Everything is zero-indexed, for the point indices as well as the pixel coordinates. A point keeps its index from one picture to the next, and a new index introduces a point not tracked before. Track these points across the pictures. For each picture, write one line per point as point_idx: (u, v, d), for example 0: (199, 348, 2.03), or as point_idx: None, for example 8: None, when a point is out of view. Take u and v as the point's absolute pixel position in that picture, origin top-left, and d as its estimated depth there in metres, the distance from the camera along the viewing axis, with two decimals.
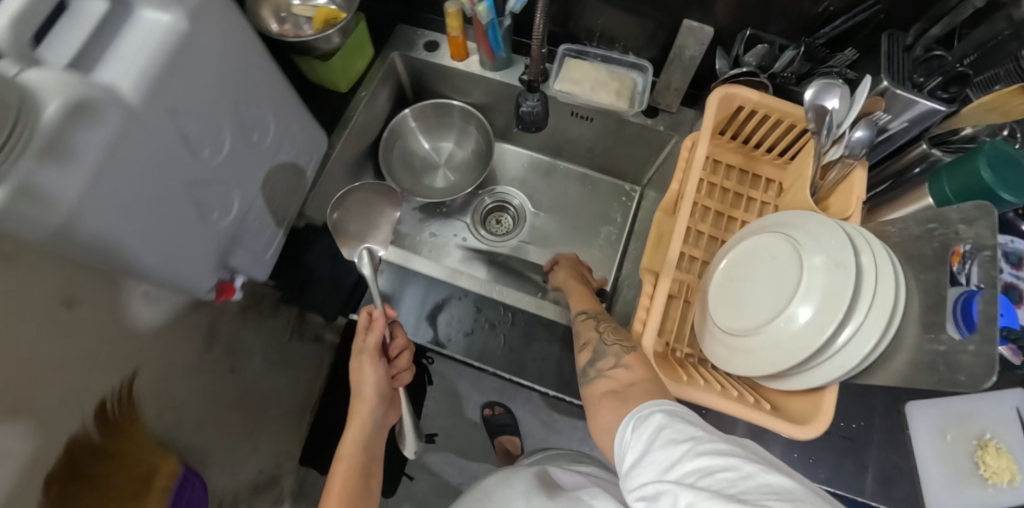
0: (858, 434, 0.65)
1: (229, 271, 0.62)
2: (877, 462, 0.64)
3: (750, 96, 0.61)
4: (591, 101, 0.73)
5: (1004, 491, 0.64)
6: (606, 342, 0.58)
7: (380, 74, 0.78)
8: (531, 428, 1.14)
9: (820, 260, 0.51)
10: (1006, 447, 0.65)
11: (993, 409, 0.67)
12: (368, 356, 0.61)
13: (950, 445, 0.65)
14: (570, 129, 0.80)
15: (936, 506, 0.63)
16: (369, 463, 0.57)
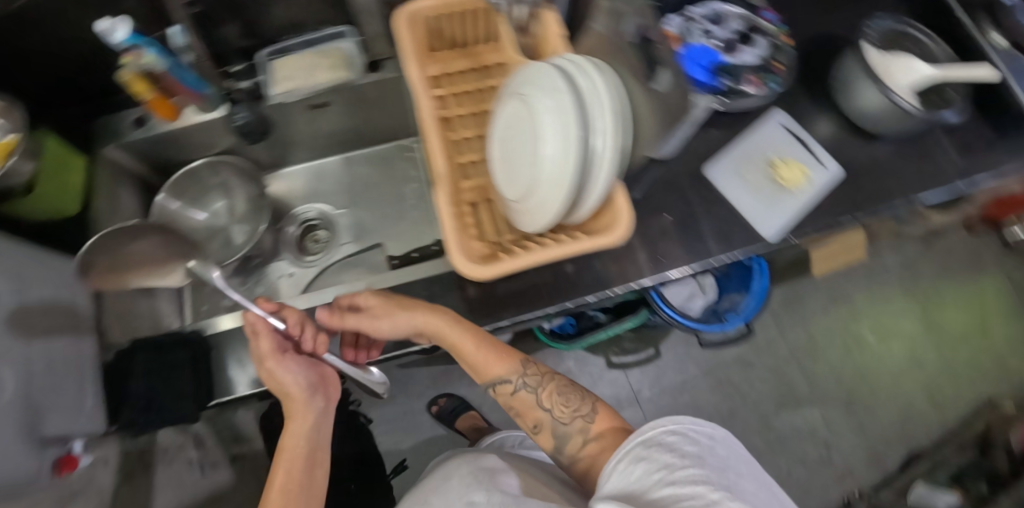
0: (688, 219, 0.71)
1: (52, 443, 0.55)
2: (711, 229, 0.71)
3: (429, 4, 0.63)
4: (314, 85, 0.74)
5: (806, 190, 0.73)
6: (562, 421, 0.58)
7: (107, 175, 0.72)
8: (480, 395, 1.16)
9: (541, 95, 0.53)
10: (789, 159, 0.76)
11: (767, 136, 0.78)
12: (273, 361, 0.56)
13: (752, 180, 0.74)
14: (321, 123, 0.80)
15: (767, 230, 0.71)
16: (309, 457, 0.58)
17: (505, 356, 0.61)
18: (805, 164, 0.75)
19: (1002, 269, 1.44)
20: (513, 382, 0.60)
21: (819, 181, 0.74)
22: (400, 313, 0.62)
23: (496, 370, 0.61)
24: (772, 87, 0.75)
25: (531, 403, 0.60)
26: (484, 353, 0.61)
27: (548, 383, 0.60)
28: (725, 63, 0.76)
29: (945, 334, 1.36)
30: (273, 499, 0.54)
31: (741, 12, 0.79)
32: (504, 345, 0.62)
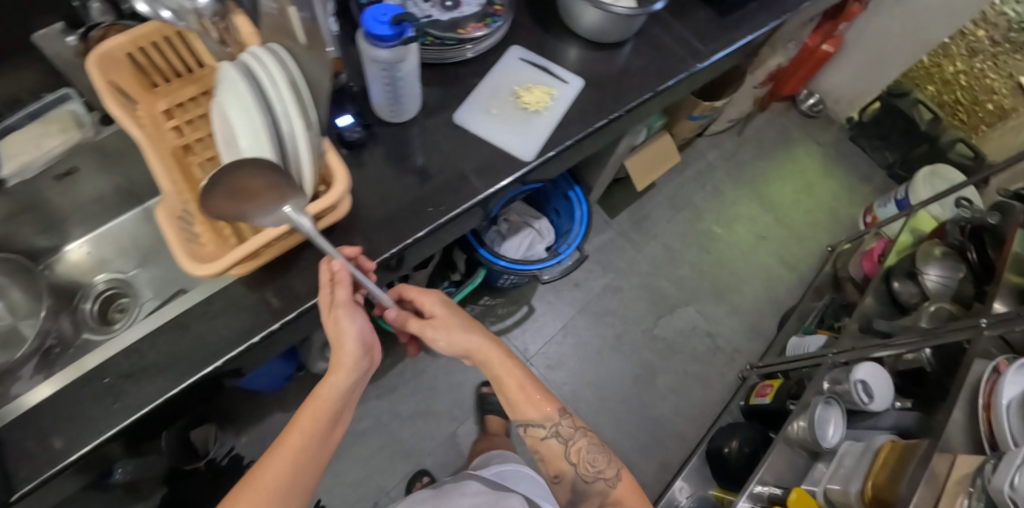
0: (451, 156, 0.72)
1: None
2: (474, 160, 0.72)
3: (119, 41, 0.62)
4: (48, 153, 0.71)
5: (554, 108, 0.77)
6: (587, 479, 0.71)
7: None
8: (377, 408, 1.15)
9: (225, 91, 0.54)
10: (532, 85, 0.79)
11: (510, 69, 0.80)
12: (346, 312, 0.55)
13: (500, 112, 0.75)
14: (82, 191, 0.78)
15: (523, 151, 0.73)
16: (335, 412, 0.56)
17: (538, 402, 0.71)
18: (548, 86, 0.79)
19: (804, 136, 1.63)
20: (546, 430, 0.72)
21: (564, 97, 0.79)
22: (469, 330, 0.67)
23: (532, 415, 0.71)
24: (499, 25, 0.79)
25: (559, 450, 0.72)
26: (519, 385, 0.70)
27: (581, 437, 0.72)
28: (451, 16, 0.78)
29: (776, 205, 1.52)
30: (297, 439, 0.53)
31: None
32: (550, 396, 0.72)
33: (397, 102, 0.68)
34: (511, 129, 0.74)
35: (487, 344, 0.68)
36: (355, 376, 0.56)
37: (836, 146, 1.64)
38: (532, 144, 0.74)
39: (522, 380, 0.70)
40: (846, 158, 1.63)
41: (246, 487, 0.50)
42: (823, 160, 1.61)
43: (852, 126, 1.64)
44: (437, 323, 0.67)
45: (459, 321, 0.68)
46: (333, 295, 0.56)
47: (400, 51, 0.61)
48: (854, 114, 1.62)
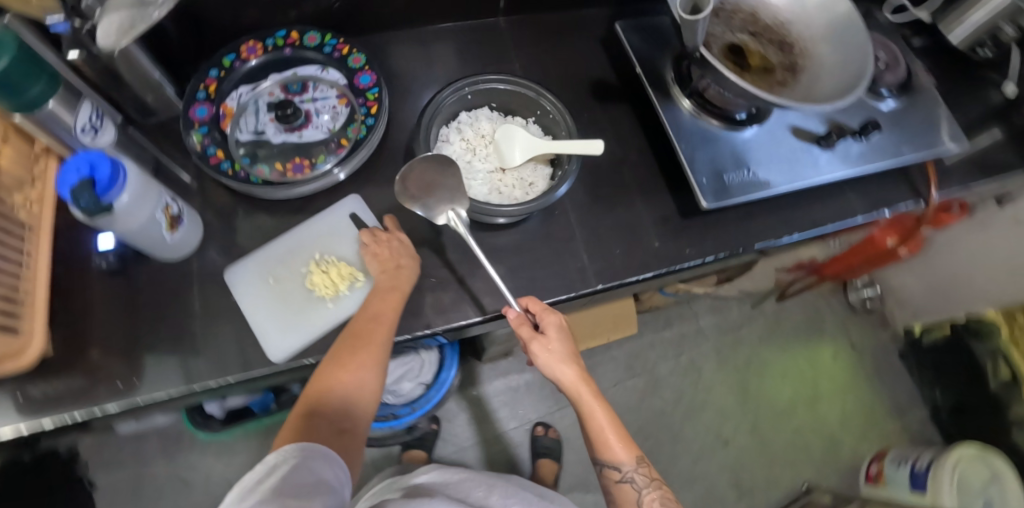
0: (222, 325, 0.62)
1: None
2: (249, 337, 0.61)
3: None
4: None
5: (347, 300, 0.62)
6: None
7: None
8: (196, 474, 1.01)
9: None
10: (341, 259, 0.64)
11: (327, 229, 0.65)
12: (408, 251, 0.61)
13: (278, 285, 0.63)
14: None
15: (275, 350, 0.60)
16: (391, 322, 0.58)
17: (626, 441, 0.56)
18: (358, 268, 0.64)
19: (838, 332, 1.30)
20: (625, 472, 0.56)
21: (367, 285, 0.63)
22: (571, 362, 0.55)
23: (617, 457, 0.56)
24: (322, 170, 0.62)
25: (632, 499, 0.56)
26: (609, 420, 0.55)
27: (657, 489, 0.56)
28: (285, 140, 0.64)
29: (759, 408, 1.21)
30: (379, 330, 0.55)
31: (328, 78, 0.66)
32: (626, 431, 0.56)
33: (147, 250, 0.58)
34: (275, 312, 0.62)
35: (560, 366, 0.55)
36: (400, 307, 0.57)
37: (873, 356, 1.30)
38: (286, 343, 0.60)
39: (602, 422, 0.55)
40: (879, 377, 1.28)
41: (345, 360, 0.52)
42: (847, 370, 1.28)
43: (906, 341, 1.31)
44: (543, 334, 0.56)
45: (564, 339, 0.56)
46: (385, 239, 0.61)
47: (103, 218, 0.50)
48: (915, 327, 1.28)
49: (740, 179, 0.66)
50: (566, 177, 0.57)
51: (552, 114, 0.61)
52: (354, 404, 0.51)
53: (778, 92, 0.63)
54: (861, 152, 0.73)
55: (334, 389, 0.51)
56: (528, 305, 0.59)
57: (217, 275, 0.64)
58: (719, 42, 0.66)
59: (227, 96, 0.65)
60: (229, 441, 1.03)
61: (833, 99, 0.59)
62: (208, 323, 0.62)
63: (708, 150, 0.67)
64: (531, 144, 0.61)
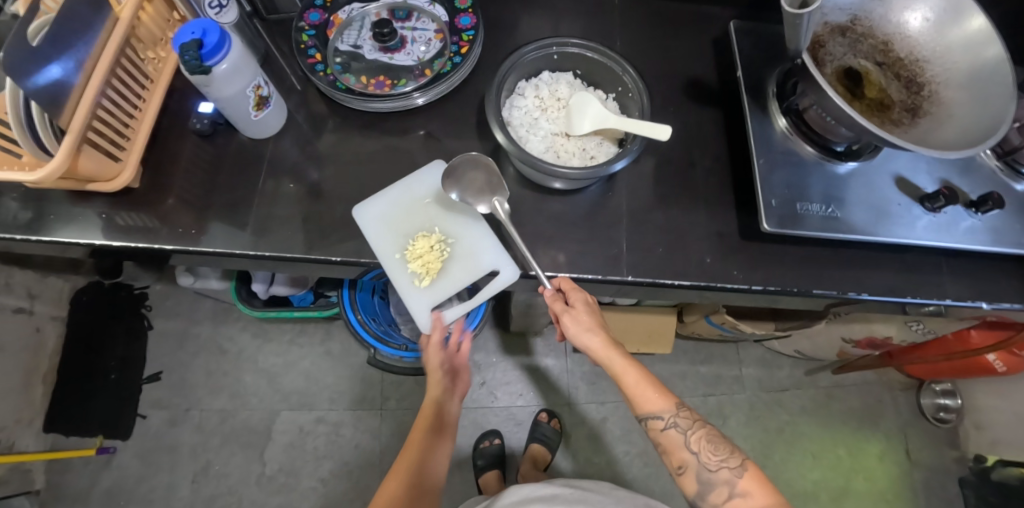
0: (274, 208, 0.66)
1: None
2: (291, 224, 0.65)
3: None
4: None
5: (405, 276, 0.64)
6: (709, 467, 0.56)
7: None
8: (232, 345, 1.11)
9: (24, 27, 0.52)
10: (443, 271, 0.65)
11: (475, 249, 0.66)
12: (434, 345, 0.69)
13: (421, 205, 0.67)
14: None
15: (364, 205, 0.65)
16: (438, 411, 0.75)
17: (660, 390, 0.58)
18: (433, 291, 0.65)
19: (897, 431, 1.16)
20: (666, 419, 0.57)
21: (422, 308, 0.65)
22: (593, 329, 0.58)
23: (653, 404, 0.58)
24: (399, 93, 0.65)
25: (680, 443, 0.57)
26: (638, 374, 0.58)
27: (699, 426, 0.57)
28: (376, 58, 0.67)
29: (779, 479, 1.10)
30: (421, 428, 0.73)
31: (431, 12, 0.69)
32: (660, 380, 0.59)
33: (235, 120, 0.64)
34: (396, 204, 0.66)
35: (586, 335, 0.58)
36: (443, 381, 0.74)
37: (927, 472, 1.15)
38: (365, 218, 0.64)
39: (631, 379, 0.58)
40: (928, 497, 1.13)
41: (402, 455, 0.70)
42: (892, 475, 1.14)
43: (974, 468, 1.14)
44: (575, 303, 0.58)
45: (588, 319, 0.58)
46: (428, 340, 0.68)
47: (205, 80, 0.56)
48: (989, 457, 1.12)
49: (816, 212, 0.60)
50: (626, 153, 0.55)
51: (630, 90, 0.60)
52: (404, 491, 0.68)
53: (889, 131, 0.57)
54: (970, 228, 0.63)
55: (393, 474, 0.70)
56: (562, 287, 0.60)
57: (284, 164, 0.69)
58: (835, 63, 0.60)
59: (340, 7, 0.70)
60: (264, 327, 1.12)
61: (951, 149, 0.52)
62: (264, 202, 0.67)
63: (789, 174, 0.61)
64: (600, 117, 0.58)
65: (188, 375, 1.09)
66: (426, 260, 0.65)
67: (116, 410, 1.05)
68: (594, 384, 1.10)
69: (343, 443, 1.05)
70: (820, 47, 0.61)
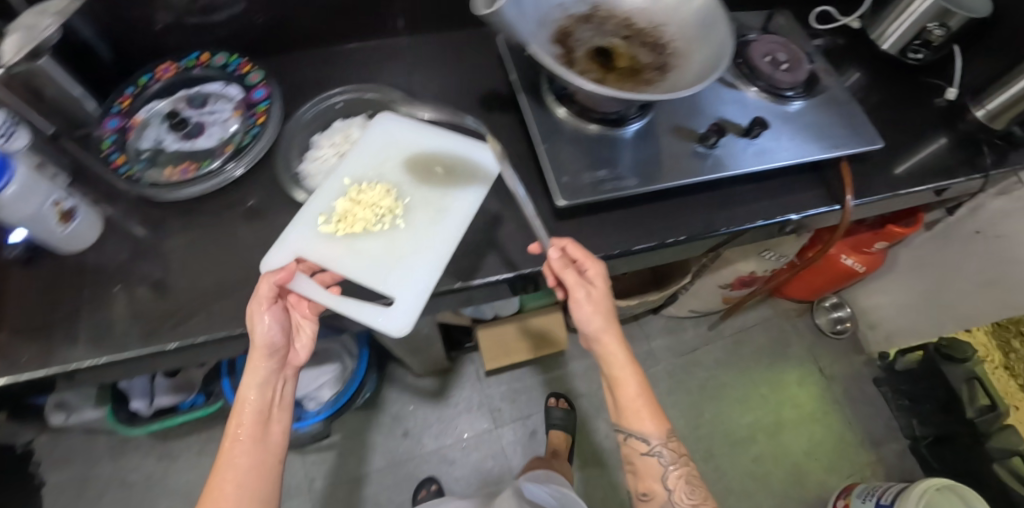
0: (102, 315, 0.64)
1: None
2: (122, 325, 0.63)
3: None
4: None
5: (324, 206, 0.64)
6: (679, 505, 0.60)
7: None
8: (139, 476, 1.04)
9: None
10: (353, 237, 0.63)
11: (433, 226, 0.64)
12: (264, 318, 0.55)
13: (429, 170, 0.68)
14: None
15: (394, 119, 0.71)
16: (261, 414, 0.55)
17: (653, 414, 0.60)
18: (348, 242, 0.63)
19: (805, 355, 1.23)
20: (653, 445, 0.60)
21: (326, 242, 0.62)
22: (606, 319, 0.59)
23: (644, 426, 0.60)
24: (205, 174, 0.67)
25: (657, 474, 0.61)
26: (637, 389, 0.60)
27: (684, 465, 0.61)
28: (178, 148, 0.69)
29: (715, 433, 1.14)
30: (233, 446, 0.53)
31: (225, 93, 0.73)
32: (661, 408, 0.61)
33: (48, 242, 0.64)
34: (378, 162, 0.68)
35: (586, 323, 0.59)
36: (272, 368, 0.56)
37: (844, 383, 1.23)
38: (375, 131, 0.69)
39: (631, 392, 0.60)
40: (850, 406, 1.21)
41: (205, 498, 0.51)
42: (815, 396, 1.20)
43: (882, 365, 1.23)
44: (596, 277, 0.59)
45: (596, 306, 0.59)
46: (250, 312, 0.55)
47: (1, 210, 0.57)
48: (889, 350, 1.22)
49: (605, 178, 0.66)
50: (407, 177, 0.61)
51: None
52: None
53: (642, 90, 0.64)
54: (754, 153, 0.71)
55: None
56: (570, 254, 0.60)
57: (109, 269, 0.67)
58: (584, 46, 0.67)
59: (139, 110, 0.72)
60: (171, 445, 1.07)
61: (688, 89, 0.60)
62: (88, 312, 0.64)
63: (580, 150, 0.67)
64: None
65: None
66: (364, 204, 0.64)
67: None
68: (517, 398, 1.12)
69: None
70: (568, 36, 0.68)
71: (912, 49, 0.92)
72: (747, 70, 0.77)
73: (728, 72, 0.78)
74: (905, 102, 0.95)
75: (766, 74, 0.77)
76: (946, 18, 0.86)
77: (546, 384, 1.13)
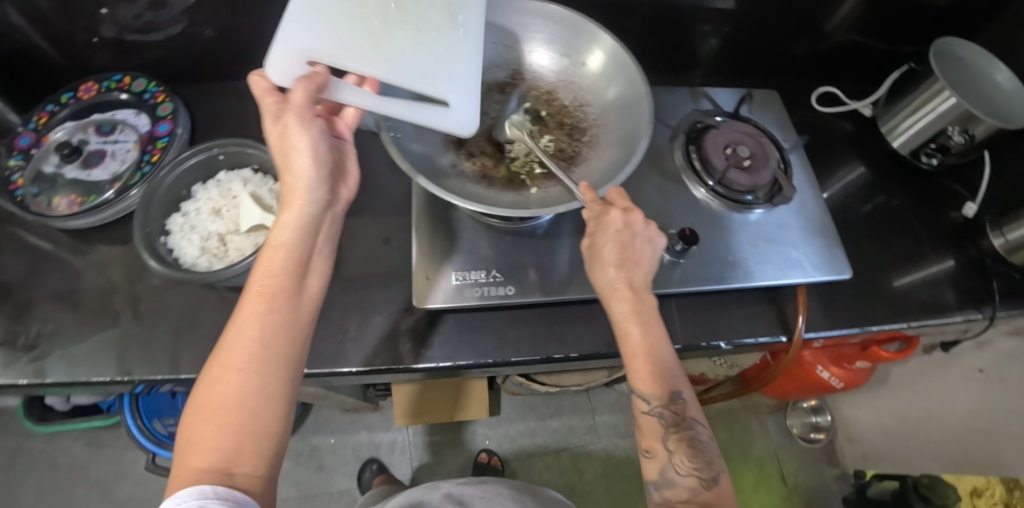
0: None
1: None
2: None
3: None
4: None
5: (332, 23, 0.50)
6: (677, 469, 0.48)
7: None
8: (69, 458, 1.07)
9: None
10: (381, 46, 0.50)
11: (448, 63, 0.52)
12: (297, 149, 0.46)
13: (424, 23, 0.53)
14: None
15: None
16: (298, 264, 0.46)
17: (661, 372, 0.48)
18: (364, 53, 0.49)
19: (766, 457, 1.13)
20: (655, 406, 0.48)
21: (347, 51, 0.49)
22: (623, 269, 0.48)
23: (645, 383, 0.48)
24: (87, 209, 0.65)
25: (656, 434, 0.49)
26: (650, 345, 0.48)
27: (691, 427, 0.49)
28: (75, 177, 0.68)
29: None
30: (259, 300, 0.44)
31: (134, 123, 0.71)
32: (668, 362, 0.48)
33: None
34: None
35: (608, 267, 0.48)
36: (312, 211, 0.47)
37: (807, 494, 1.11)
38: None
39: (635, 345, 0.48)
40: None
41: (216, 366, 0.42)
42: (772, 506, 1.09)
43: (855, 485, 1.10)
44: (604, 227, 0.48)
45: (632, 242, 0.48)
46: (280, 124, 0.47)
47: None
48: (866, 471, 1.08)
49: (485, 282, 0.59)
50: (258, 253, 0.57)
51: None
52: (229, 437, 0.40)
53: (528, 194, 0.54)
54: (681, 274, 0.62)
55: (203, 409, 0.41)
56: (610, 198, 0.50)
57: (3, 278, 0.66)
58: (486, 122, 0.58)
59: (51, 129, 0.70)
60: (97, 436, 1.08)
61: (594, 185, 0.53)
62: None
63: (475, 244, 0.61)
64: (251, 214, 0.61)
65: (17, 497, 1.04)
66: (364, 37, 0.50)
67: None
68: (441, 452, 1.06)
69: None
70: None
71: (925, 153, 0.79)
72: (698, 165, 0.67)
73: (676, 162, 0.69)
74: (911, 210, 0.81)
75: (719, 170, 0.66)
76: (969, 124, 0.71)
77: (474, 441, 1.07)
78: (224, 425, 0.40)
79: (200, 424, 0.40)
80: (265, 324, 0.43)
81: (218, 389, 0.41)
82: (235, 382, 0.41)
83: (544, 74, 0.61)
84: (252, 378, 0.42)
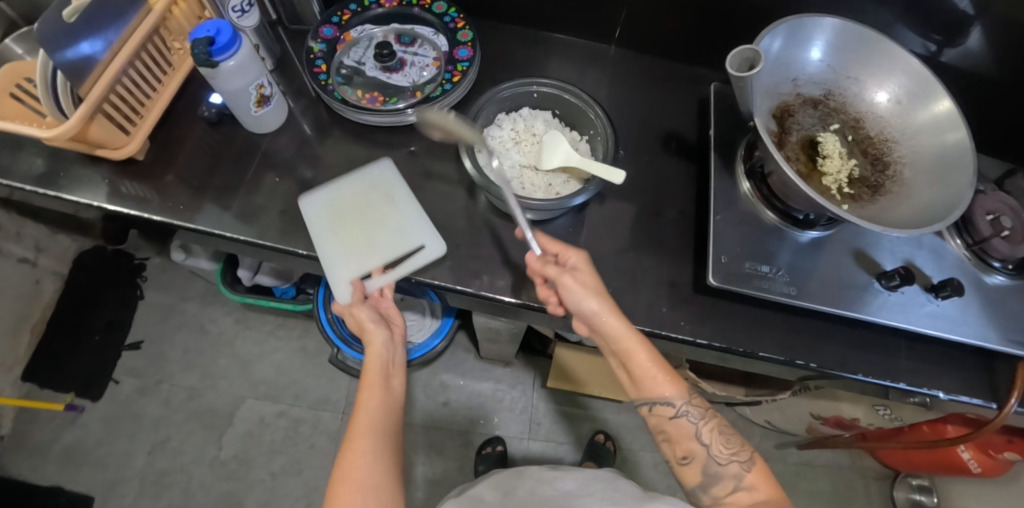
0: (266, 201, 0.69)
1: None
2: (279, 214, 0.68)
3: None
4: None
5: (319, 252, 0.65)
6: (719, 460, 0.53)
7: None
8: (222, 327, 1.14)
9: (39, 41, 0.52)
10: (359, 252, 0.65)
11: (401, 232, 0.67)
12: (363, 308, 0.60)
13: (340, 241, 0.66)
14: None
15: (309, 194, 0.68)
16: (387, 366, 0.58)
17: (667, 375, 0.55)
18: (369, 255, 0.65)
19: None
20: (677, 405, 0.54)
21: (358, 266, 0.64)
22: (603, 298, 0.55)
23: (662, 389, 0.55)
24: (387, 109, 0.70)
25: (689, 433, 0.54)
26: (640, 349, 0.55)
27: (710, 416, 0.55)
28: (374, 77, 0.73)
29: None
30: (367, 392, 0.56)
31: (432, 40, 0.75)
32: (670, 365, 0.56)
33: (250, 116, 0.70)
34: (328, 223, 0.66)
35: (594, 301, 0.55)
36: (387, 344, 0.60)
37: None
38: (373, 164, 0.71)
39: (643, 358, 0.55)
40: None
41: (348, 445, 0.52)
42: None
43: None
44: (573, 274, 0.56)
45: (586, 275, 0.56)
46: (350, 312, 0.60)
47: (223, 82, 0.62)
48: None
49: (767, 274, 0.62)
50: (579, 191, 0.60)
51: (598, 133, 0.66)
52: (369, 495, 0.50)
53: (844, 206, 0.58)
54: (930, 312, 0.63)
55: (347, 477, 0.50)
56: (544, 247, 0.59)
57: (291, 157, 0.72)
58: (802, 132, 0.63)
59: (355, 29, 0.75)
60: (249, 314, 1.16)
61: (909, 210, 0.56)
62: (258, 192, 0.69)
63: (743, 241, 0.63)
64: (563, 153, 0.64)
65: (170, 349, 1.12)
66: (345, 245, 0.66)
67: (103, 369, 1.08)
68: (557, 423, 1.10)
69: (299, 440, 1.06)
70: (789, 115, 0.63)
71: None
72: (959, 220, 0.69)
73: None
74: None
75: (983, 234, 0.67)
76: None
77: (591, 422, 1.10)
78: (365, 488, 0.50)
79: (343, 490, 0.50)
80: (379, 403, 0.55)
81: (355, 462, 0.51)
82: (366, 452, 0.52)
83: (856, 103, 0.64)
84: (378, 442, 0.53)
